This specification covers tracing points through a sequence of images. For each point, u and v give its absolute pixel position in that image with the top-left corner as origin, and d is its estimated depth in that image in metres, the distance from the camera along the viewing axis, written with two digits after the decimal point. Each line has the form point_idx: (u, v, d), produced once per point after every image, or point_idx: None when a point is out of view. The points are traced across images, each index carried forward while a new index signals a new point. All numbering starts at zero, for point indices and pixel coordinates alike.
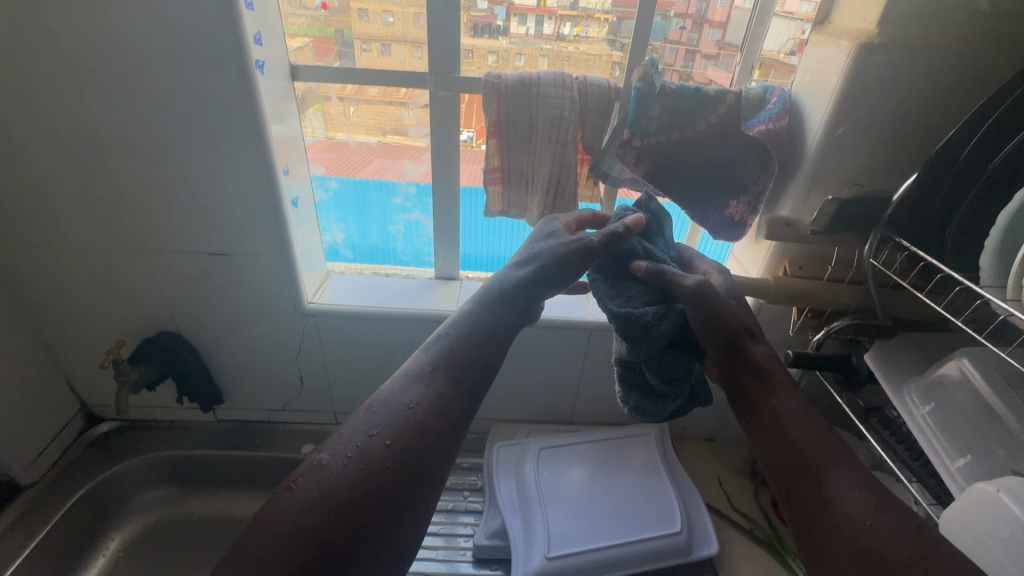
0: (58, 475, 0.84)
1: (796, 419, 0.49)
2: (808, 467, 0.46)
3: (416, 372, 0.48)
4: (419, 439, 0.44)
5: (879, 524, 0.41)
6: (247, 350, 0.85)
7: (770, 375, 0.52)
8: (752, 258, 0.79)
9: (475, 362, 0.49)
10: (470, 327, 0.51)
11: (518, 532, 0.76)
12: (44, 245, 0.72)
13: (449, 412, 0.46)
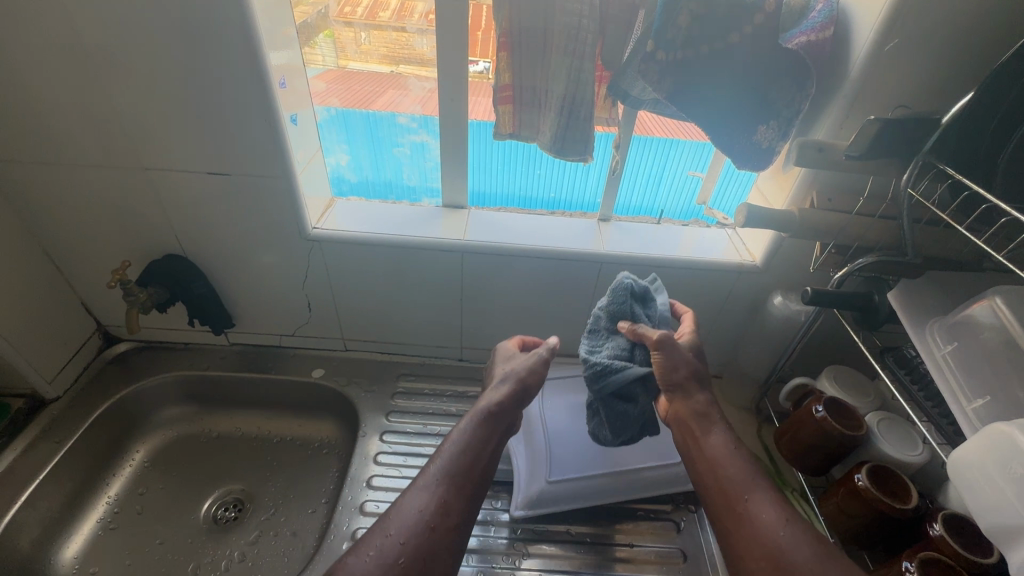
0: (80, 390, 0.87)
1: (727, 455, 0.55)
2: (733, 498, 0.52)
3: (424, 483, 0.55)
4: (432, 528, 0.52)
5: (791, 539, 0.48)
6: (254, 275, 0.85)
7: (708, 413, 0.58)
8: (777, 192, 0.75)
9: (472, 467, 0.56)
10: (462, 437, 0.58)
11: (521, 456, 0.79)
12: (42, 160, 0.71)
13: (457, 509, 0.54)
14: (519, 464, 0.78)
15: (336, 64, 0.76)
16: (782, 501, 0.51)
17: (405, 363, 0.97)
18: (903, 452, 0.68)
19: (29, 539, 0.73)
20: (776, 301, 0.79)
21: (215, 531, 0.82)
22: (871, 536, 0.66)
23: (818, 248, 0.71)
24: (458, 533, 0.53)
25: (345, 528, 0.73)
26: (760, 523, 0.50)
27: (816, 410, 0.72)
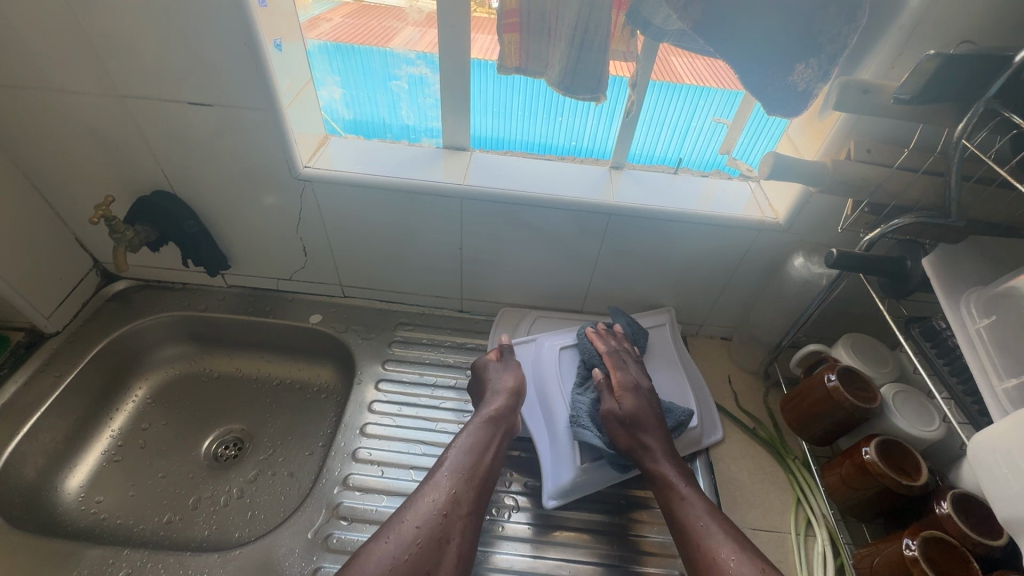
0: (79, 326, 0.87)
1: (683, 504, 0.62)
2: (690, 542, 0.59)
3: (435, 479, 0.64)
4: (452, 516, 0.61)
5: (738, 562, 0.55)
6: (247, 216, 0.81)
7: (671, 483, 0.64)
8: (810, 143, 0.67)
9: (477, 467, 0.65)
10: (471, 446, 0.67)
11: (544, 441, 0.75)
12: (16, 84, 0.66)
13: (470, 496, 0.63)
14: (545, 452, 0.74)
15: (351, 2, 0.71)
16: (731, 534, 0.58)
17: (404, 312, 0.94)
18: (917, 427, 0.65)
19: (34, 468, 0.75)
20: (797, 262, 0.73)
21: (215, 468, 0.84)
22: (875, 511, 0.64)
23: (849, 205, 0.64)
24: (473, 517, 0.62)
25: (338, 472, 0.74)
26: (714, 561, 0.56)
27: (829, 378, 0.68)
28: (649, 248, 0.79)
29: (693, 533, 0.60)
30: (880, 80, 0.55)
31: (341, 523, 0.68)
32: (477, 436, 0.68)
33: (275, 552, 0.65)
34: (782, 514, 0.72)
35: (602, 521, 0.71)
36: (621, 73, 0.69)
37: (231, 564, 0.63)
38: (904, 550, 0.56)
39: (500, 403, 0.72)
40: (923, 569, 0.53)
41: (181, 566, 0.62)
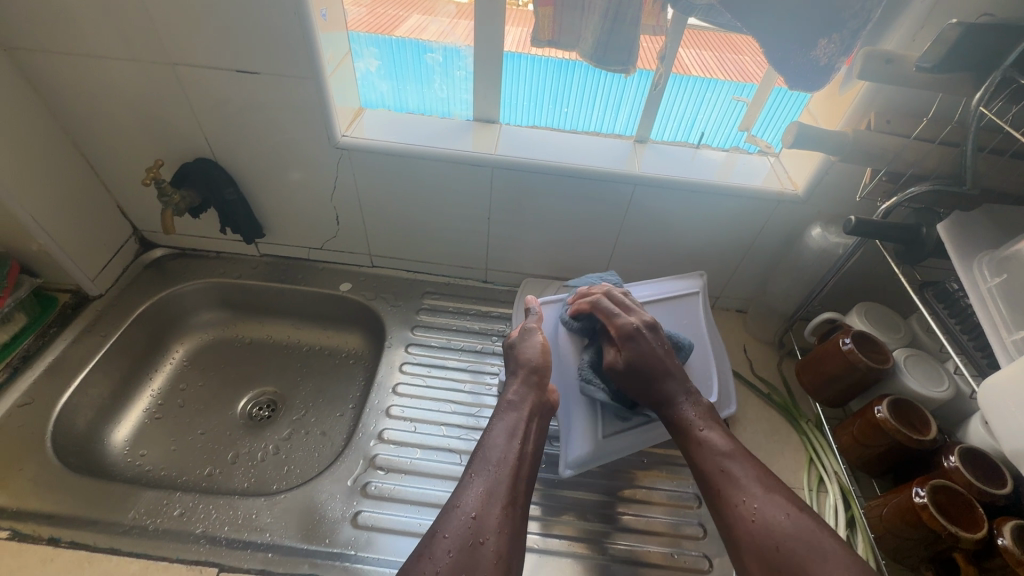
0: (121, 290, 0.91)
1: (704, 450, 0.64)
2: (713, 489, 0.61)
3: (465, 481, 0.61)
4: (486, 513, 0.57)
5: (764, 523, 0.56)
6: (284, 184, 0.85)
7: (690, 428, 0.66)
8: (830, 114, 0.71)
9: (504, 462, 0.62)
10: (500, 445, 0.64)
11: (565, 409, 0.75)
12: (72, 50, 0.69)
13: (504, 489, 0.60)
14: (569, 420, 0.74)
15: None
16: (759, 482, 0.59)
17: (430, 282, 0.98)
18: (927, 387, 0.68)
19: (84, 421, 0.79)
20: (814, 233, 0.76)
21: (252, 426, 0.88)
22: (884, 466, 0.68)
23: (868, 174, 0.67)
24: (513, 509, 0.59)
25: (372, 427, 0.78)
26: (739, 511, 0.58)
27: (843, 342, 0.71)
28: (671, 217, 0.82)
29: (714, 478, 0.62)
30: (902, 51, 0.57)
31: (377, 473, 0.72)
32: (506, 429, 0.66)
33: (317, 497, 0.69)
34: (794, 471, 0.76)
35: (622, 478, 0.75)
36: (644, 66, 0.74)
37: (278, 507, 0.67)
38: (914, 498, 0.59)
39: (514, 387, 0.71)
40: (932, 514, 0.56)
41: (231, 507, 0.66)
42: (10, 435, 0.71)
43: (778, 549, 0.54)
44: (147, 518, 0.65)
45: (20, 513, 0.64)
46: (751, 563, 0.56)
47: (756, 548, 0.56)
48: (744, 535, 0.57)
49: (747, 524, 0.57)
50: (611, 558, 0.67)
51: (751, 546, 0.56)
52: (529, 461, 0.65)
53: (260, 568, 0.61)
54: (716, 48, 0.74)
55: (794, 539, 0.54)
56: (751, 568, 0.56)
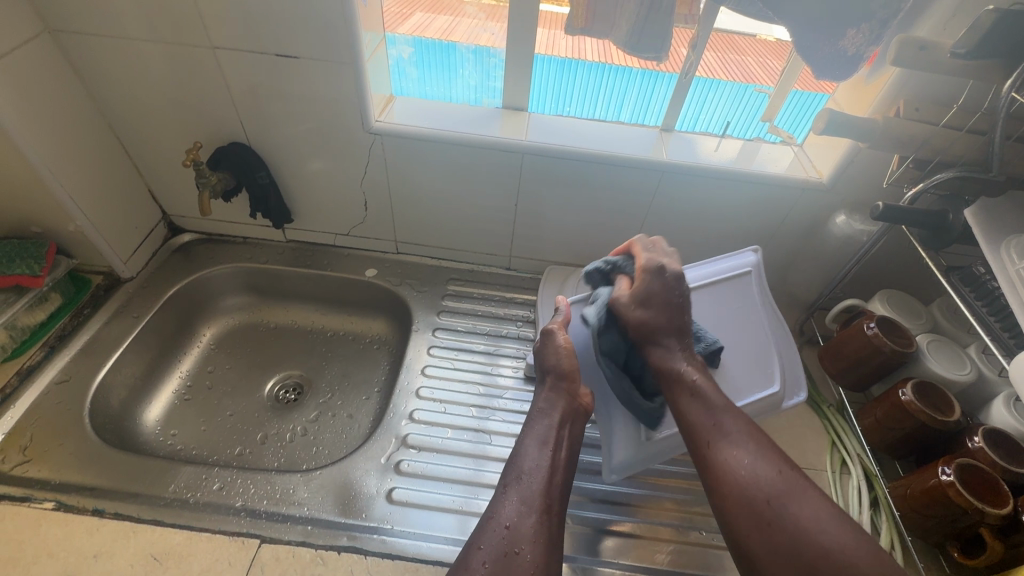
0: (151, 274, 0.92)
1: (697, 402, 0.58)
2: (702, 442, 0.56)
3: (500, 492, 0.57)
4: (521, 523, 0.54)
5: (753, 476, 0.51)
6: (315, 169, 0.86)
7: (682, 379, 0.60)
8: (856, 102, 0.72)
9: (539, 471, 0.58)
10: (533, 455, 0.60)
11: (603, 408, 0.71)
12: (114, 33, 0.70)
13: (539, 496, 0.56)
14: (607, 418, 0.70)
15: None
16: (749, 438, 0.54)
17: (454, 269, 0.99)
18: (951, 371, 0.70)
19: (118, 399, 0.80)
20: (838, 220, 0.78)
21: (279, 408, 0.89)
22: (908, 448, 0.69)
23: (896, 161, 0.69)
24: (549, 517, 0.55)
25: (403, 408, 0.79)
26: (728, 464, 0.53)
27: (867, 327, 0.72)
28: (697, 205, 0.84)
29: (705, 432, 0.57)
30: (934, 38, 0.59)
31: (409, 451, 0.74)
32: (535, 437, 0.62)
33: (351, 474, 0.70)
34: (817, 454, 0.77)
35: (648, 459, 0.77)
36: (670, 68, 0.78)
37: (314, 482, 0.69)
38: (941, 476, 0.60)
39: (543, 395, 0.67)
40: (959, 491, 0.57)
41: (268, 482, 0.68)
42: (49, 411, 0.73)
43: (769, 503, 0.50)
44: (187, 492, 0.66)
45: (64, 486, 0.65)
46: (737, 516, 0.51)
47: (745, 504, 0.51)
48: (729, 490, 0.52)
49: (734, 478, 0.52)
50: (640, 535, 0.69)
51: (740, 499, 0.51)
52: (566, 468, 0.61)
53: (300, 540, 0.63)
54: (720, 49, 0.77)
55: (783, 490, 0.50)
56: (737, 525, 0.51)
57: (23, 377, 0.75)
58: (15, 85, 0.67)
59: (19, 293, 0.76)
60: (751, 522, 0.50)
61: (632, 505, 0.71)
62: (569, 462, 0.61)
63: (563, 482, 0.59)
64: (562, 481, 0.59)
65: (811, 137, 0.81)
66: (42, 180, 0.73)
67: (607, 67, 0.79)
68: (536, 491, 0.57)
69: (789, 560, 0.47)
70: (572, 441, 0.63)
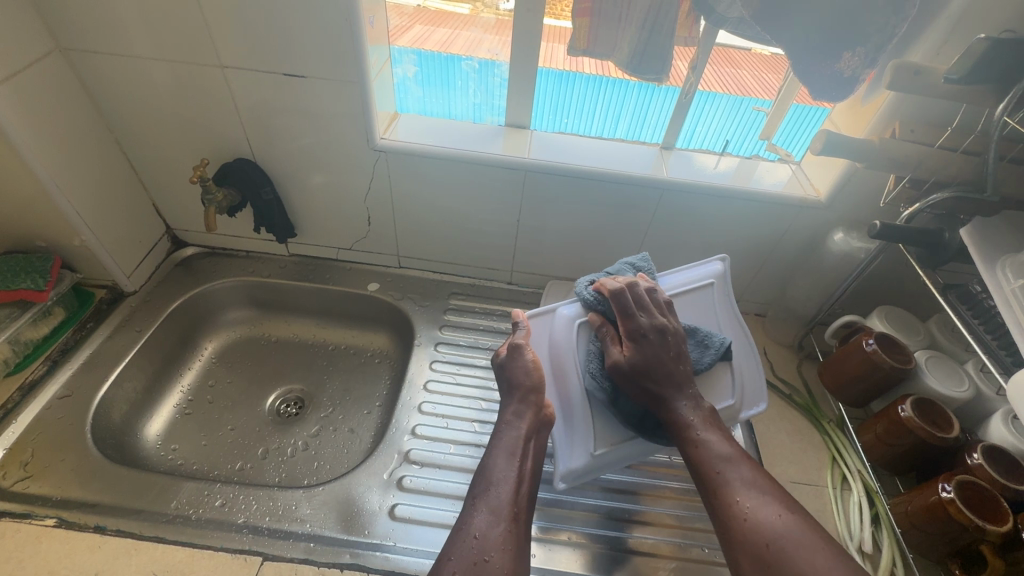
0: (154, 287, 0.93)
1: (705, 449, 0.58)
2: (710, 486, 0.56)
3: (470, 502, 0.58)
4: (490, 533, 0.54)
5: (757, 524, 0.51)
6: (319, 184, 0.87)
7: (690, 427, 0.60)
8: (854, 122, 0.74)
9: (503, 480, 0.59)
10: (500, 466, 0.60)
11: (559, 416, 0.68)
12: (124, 52, 0.72)
13: (507, 504, 0.57)
14: (558, 429, 0.68)
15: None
16: (755, 488, 0.54)
17: (455, 283, 1.00)
18: (949, 388, 0.70)
19: (119, 413, 0.80)
20: (837, 237, 0.79)
21: (280, 423, 0.89)
22: (908, 463, 0.70)
23: (891, 181, 0.71)
24: (517, 525, 0.56)
25: (405, 423, 0.79)
26: (734, 509, 0.53)
27: (866, 343, 0.73)
28: (697, 221, 0.85)
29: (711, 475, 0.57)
30: (928, 63, 0.61)
31: (412, 467, 0.74)
32: (503, 444, 0.62)
33: (354, 489, 0.70)
34: (818, 470, 0.77)
35: (649, 475, 0.77)
36: (673, 83, 0.79)
37: (316, 499, 0.69)
38: (941, 493, 0.60)
39: (510, 406, 0.65)
40: (959, 508, 0.58)
41: (271, 499, 0.68)
42: (52, 426, 0.73)
43: (769, 547, 0.50)
44: (189, 508, 0.66)
45: (65, 502, 0.65)
46: (743, 558, 0.51)
47: (747, 546, 0.51)
48: (736, 535, 0.52)
49: (739, 523, 0.52)
50: (642, 551, 0.69)
51: (747, 544, 0.51)
52: (529, 474, 0.61)
53: (303, 557, 0.62)
54: (715, 63, 0.78)
55: (785, 536, 0.50)
56: (741, 566, 0.51)
57: (26, 392, 0.75)
58: (25, 101, 0.67)
59: (23, 308, 0.77)
60: (753, 563, 0.50)
61: (634, 521, 0.71)
62: (529, 470, 0.62)
63: (526, 491, 0.60)
64: (526, 488, 0.60)
65: (808, 156, 0.83)
66: (49, 195, 0.73)
67: (605, 79, 0.79)
68: (500, 500, 0.57)
69: None
70: (536, 449, 0.63)
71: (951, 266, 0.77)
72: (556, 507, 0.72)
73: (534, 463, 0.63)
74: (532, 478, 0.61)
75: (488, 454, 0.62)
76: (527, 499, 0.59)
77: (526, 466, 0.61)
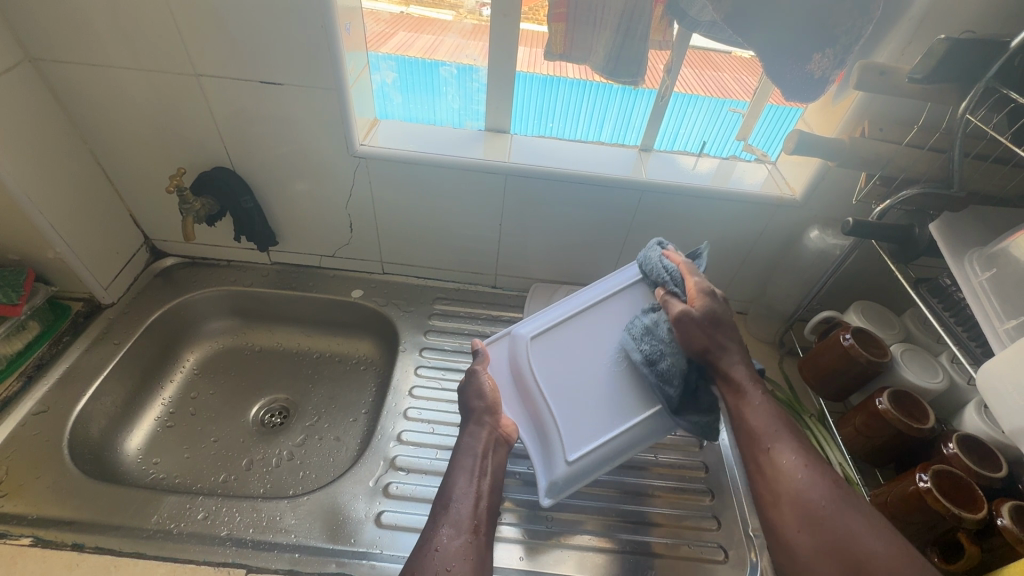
0: (133, 299, 0.91)
1: (759, 409, 0.62)
2: (760, 445, 0.60)
3: (433, 519, 0.58)
4: (451, 544, 0.55)
5: (810, 482, 0.56)
6: (301, 192, 0.86)
7: (744, 388, 0.64)
8: (825, 122, 0.75)
9: (460, 495, 0.60)
10: (459, 485, 0.61)
11: (528, 432, 0.69)
12: (98, 61, 0.71)
13: (467, 516, 0.58)
14: (531, 445, 0.69)
15: (397, 7, 0.79)
16: (807, 450, 0.58)
17: (440, 288, 1.00)
18: (925, 380, 0.72)
19: (98, 428, 0.79)
20: (813, 235, 0.81)
21: (265, 433, 0.88)
22: (888, 457, 0.71)
23: (863, 178, 0.72)
24: (477, 537, 0.57)
25: (391, 430, 0.79)
26: (783, 466, 0.58)
27: (844, 338, 0.75)
28: (678, 221, 0.86)
29: (764, 436, 0.61)
30: (894, 64, 0.63)
31: (398, 473, 0.73)
32: (460, 464, 0.64)
33: (339, 498, 0.70)
34: None
35: (635, 475, 0.77)
36: (650, 86, 0.79)
37: (301, 508, 0.68)
38: (918, 483, 0.61)
39: (468, 430, 0.67)
40: (936, 497, 0.59)
41: (254, 510, 0.67)
42: (26, 443, 0.71)
43: (822, 509, 0.54)
44: (171, 522, 0.65)
45: (43, 520, 0.64)
46: (791, 515, 0.55)
47: (798, 501, 0.55)
48: (783, 492, 0.57)
49: (789, 477, 0.57)
50: (631, 551, 0.69)
51: (795, 502, 0.56)
52: (489, 492, 0.62)
53: (288, 568, 0.62)
54: (697, 66, 0.80)
55: (834, 498, 0.55)
56: (788, 519, 0.56)
57: (1, 409, 0.74)
58: None
59: None
60: (801, 522, 0.55)
61: (622, 521, 0.72)
62: (488, 486, 0.63)
63: (486, 506, 0.61)
64: (487, 503, 0.61)
65: (783, 155, 0.84)
66: (21, 207, 0.72)
67: (589, 84, 0.80)
68: (459, 515, 0.58)
69: (837, 563, 0.52)
70: (500, 461, 0.65)
71: (922, 261, 0.79)
72: (544, 509, 0.72)
73: (494, 480, 0.64)
74: (494, 499, 0.62)
75: (449, 474, 0.63)
76: (487, 513, 0.60)
77: (485, 484, 0.63)
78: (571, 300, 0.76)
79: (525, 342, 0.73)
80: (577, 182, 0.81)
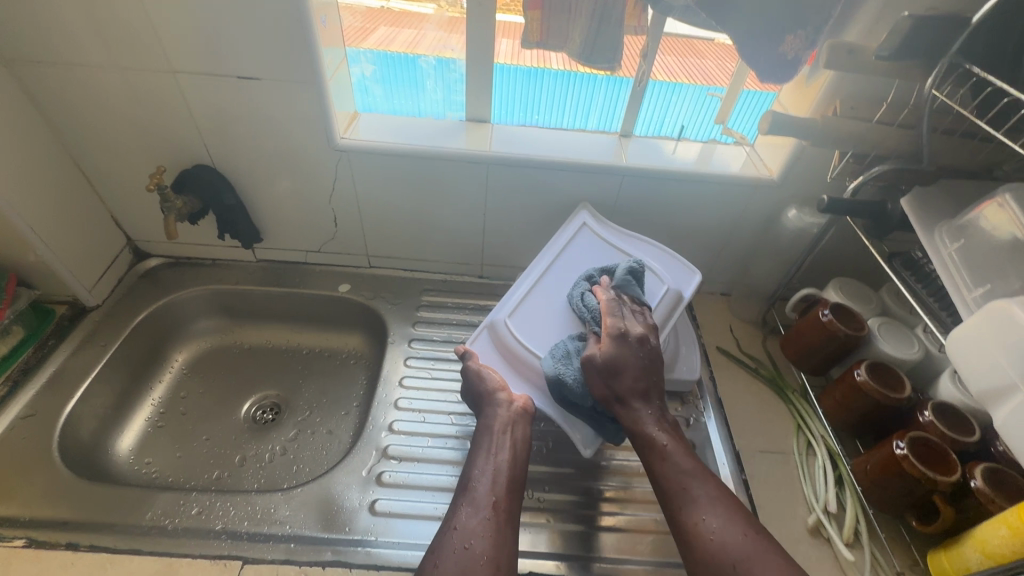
0: (118, 301, 0.91)
1: (668, 464, 0.62)
2: (675, 505, 0.59)
3: (458, 500, 0.60)
4: (469, 522, 0.57)
5: (723, 539, 0.55)
6: (284, 188, 0.86)
7: (654, 442, 0.64)
8: (796, 102, 0.76)
9: (480, 475, 0.62)
10: (478, 465, 0.63)
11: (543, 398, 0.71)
12: (70, 61, 0.70)
13: (486, 495, 0.60)
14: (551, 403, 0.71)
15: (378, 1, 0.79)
16: (722, 504, 0.58)
17: (427, 280, 1.01)
18: (901, 351, 0.74)
19: (88, 430, 0.79)
20: (791, 214, 0.83)
21: (256, 429, 0.88)
22: (867, 428, 0.73)
23: (836, 157, 0.75)
24: (497, 513, 0.58)
25: (382, 420, 0.79)
26: (699, 527, 0.57)
27: (823, 314, 0.77)
28: (659, 205, 0.87)
29: (676, 495, 0.60)
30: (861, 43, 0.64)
31: (391, 462, 0.74)
32: (475, 449, 0.65)
33: (333, 489, 0.71)
34: (785, 438, 0.80)
35: (624, 454, 0.79)
36: (626, 74, 0.80)
37: (295, 500, 0.69)
38: (895, 450, 0.64)
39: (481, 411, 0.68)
40: (913, 463, 0.61)
41: (248, 503, 0.68)
42: (15, 447, 0.71)
43: (735, 567, 0.53)
44: (165, 519, 0.66)
45: (36, 522, 0.64)
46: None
47: (711, 561, 0.54)
48: (696, 554, 0.56)
49: (705, 540, 0.55)
50: (621, 527, 0.70)
51: (709, 562, 0.54)
52: (511, 465, 0.63)
53: (283, 558, 0.62)
54: (680, 53, 0.81)
55: (747, 556, 0.53)
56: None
57: None
58: None
59: None
60: None
61: (613, 498, 0.73)
62: (511, 460, 0.63)
63: (508, 479, 0.62)
64: (509, 477, 0.62)
65: (761, 138, 0.85)
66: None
67: (573, 74, 0.81)
68: (477, 495, 0.60)
69: None
70: (523, 431, 0.66)
71: (897, 237, 0.81)
72: (536, 490, 0.73)
73: (518, 454, 0.64)
74: (518, 471, 0.63)
75: (469, 459, 0.65)
76: (511, 486, 0.61)
77: (506, 458, 0.63)
78: (534, 271, 0.80)
79: (505, 323, 0.74)
80: (558, 170, 0.82)
